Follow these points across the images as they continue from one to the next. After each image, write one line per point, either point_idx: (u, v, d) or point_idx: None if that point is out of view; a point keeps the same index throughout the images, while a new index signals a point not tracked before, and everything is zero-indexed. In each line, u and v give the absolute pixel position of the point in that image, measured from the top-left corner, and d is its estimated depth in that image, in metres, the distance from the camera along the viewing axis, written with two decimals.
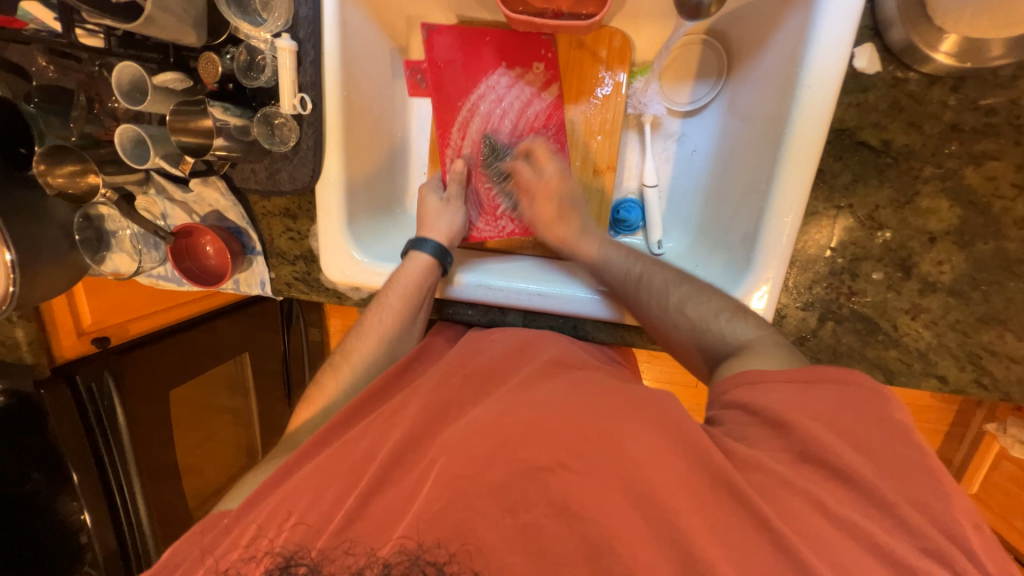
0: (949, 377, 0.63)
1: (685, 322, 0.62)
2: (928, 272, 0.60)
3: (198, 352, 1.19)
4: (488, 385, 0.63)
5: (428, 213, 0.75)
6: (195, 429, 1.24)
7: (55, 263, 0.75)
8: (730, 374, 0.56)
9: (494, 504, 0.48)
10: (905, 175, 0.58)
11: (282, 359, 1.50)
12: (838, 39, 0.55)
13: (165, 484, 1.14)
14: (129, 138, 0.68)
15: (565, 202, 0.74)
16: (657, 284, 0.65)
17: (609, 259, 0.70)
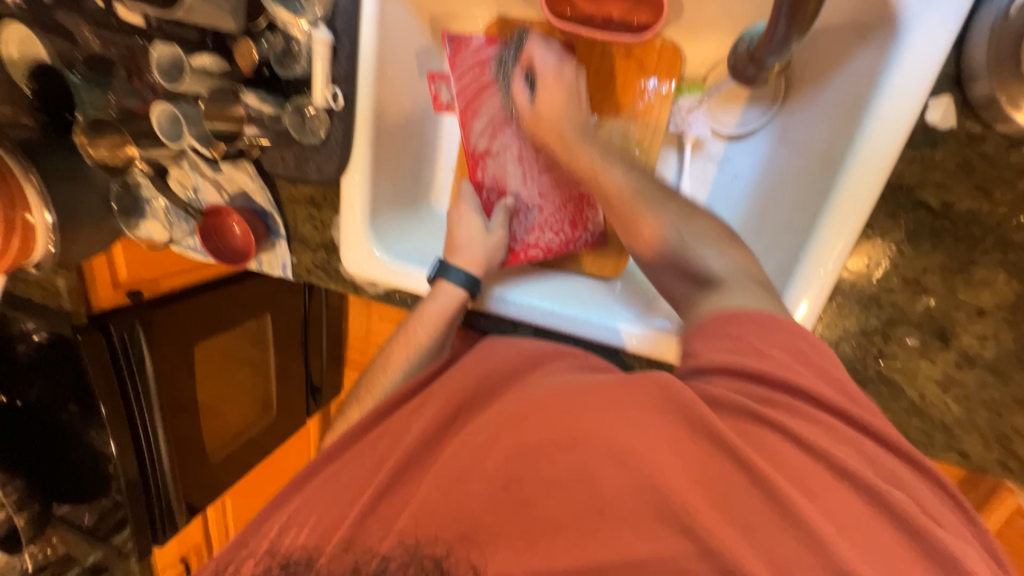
0: (971, 454, 0.60)
1: (667, 244, 0.60)
2: (968, 346, 0.56)
3: (223, 310, 1.25)
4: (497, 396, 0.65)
5: (465, 237, 0.73)
6: (215, 378, 1.31)
7: (92, 226, 0.79)
8: (707, 308, 0.54)
9: (508, 505, 0.49)
10: (963, 243, 0.53)
11: (302, 322, 1.53)
12: (913, 87, 0.50)
13: (186, 422, 1.22)
14: (166, 116, 0.68)
15: (565, 100, 0.69)
16: (664, 213, 0.61)
17: (632, 184, 0.63)
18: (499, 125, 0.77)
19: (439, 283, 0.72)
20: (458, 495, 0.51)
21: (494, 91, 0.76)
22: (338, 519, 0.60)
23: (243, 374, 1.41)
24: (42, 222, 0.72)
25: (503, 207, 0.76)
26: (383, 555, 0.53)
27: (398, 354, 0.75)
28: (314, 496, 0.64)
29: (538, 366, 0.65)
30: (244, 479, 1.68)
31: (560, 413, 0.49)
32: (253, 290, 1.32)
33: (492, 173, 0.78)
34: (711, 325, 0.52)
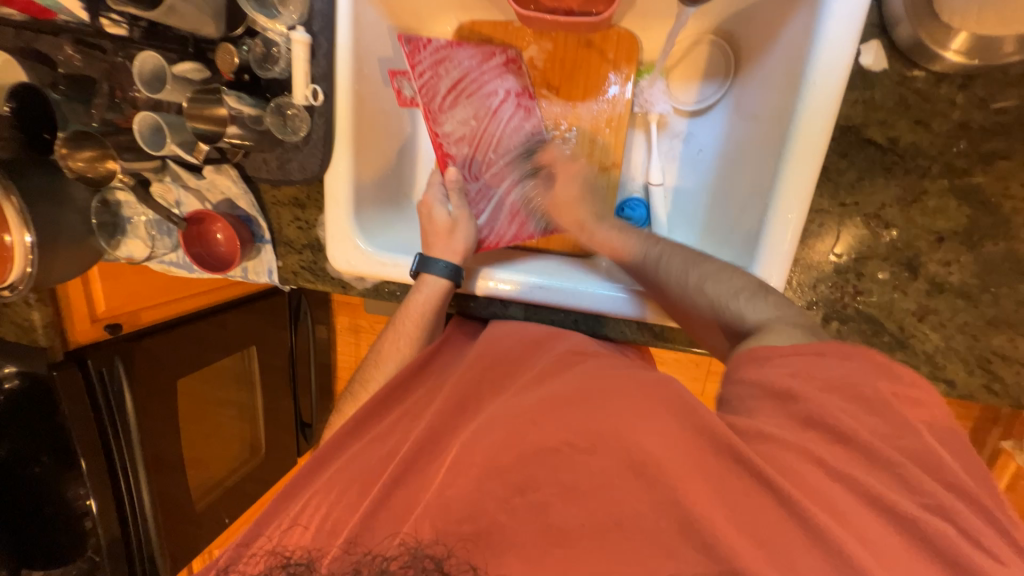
0: (957, 382, 0.62)
1: (705, 304, 0.60)
2: (935, 272, 0.59)
3: (206, 344, 1.25)
4: (505, 379, 0.66)
5: (441, 226, 0.75)
6: (201, 421, 1.28)
7: (72, 247, 0.78)
8: (744, 348, 0.54)
9: (516, 494, 0.50)
10: (913, 174, 0.57)
11: (289, 355, 1.54)
12: (846, 36, 0.55)
13: (170, 477, 1.19)
14: (148, 125, 0.70)
15: (584, 185, 0.76)
16: (677, 267, 0.63)
17: (627, 245, 0.70)
18: (459, 112, 0.80)
19: (422, 276, 0.73)
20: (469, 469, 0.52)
21: (455, 83, 0.79)
22: (341, 521, 0.58)
23: (228, 418, 1.38)
24: (21, 243, 0.72)
25: (456, 186, 0.78)
26: (389, 554, 0.49)
27: (389, 347, 0.77)
28: (310, 502, 0.61)
29: (539, 356, 0.67)
30: (230, 527, 1.60)
31: (569, 405, 0.53)
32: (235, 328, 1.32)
33: (457, 156, 0.80)
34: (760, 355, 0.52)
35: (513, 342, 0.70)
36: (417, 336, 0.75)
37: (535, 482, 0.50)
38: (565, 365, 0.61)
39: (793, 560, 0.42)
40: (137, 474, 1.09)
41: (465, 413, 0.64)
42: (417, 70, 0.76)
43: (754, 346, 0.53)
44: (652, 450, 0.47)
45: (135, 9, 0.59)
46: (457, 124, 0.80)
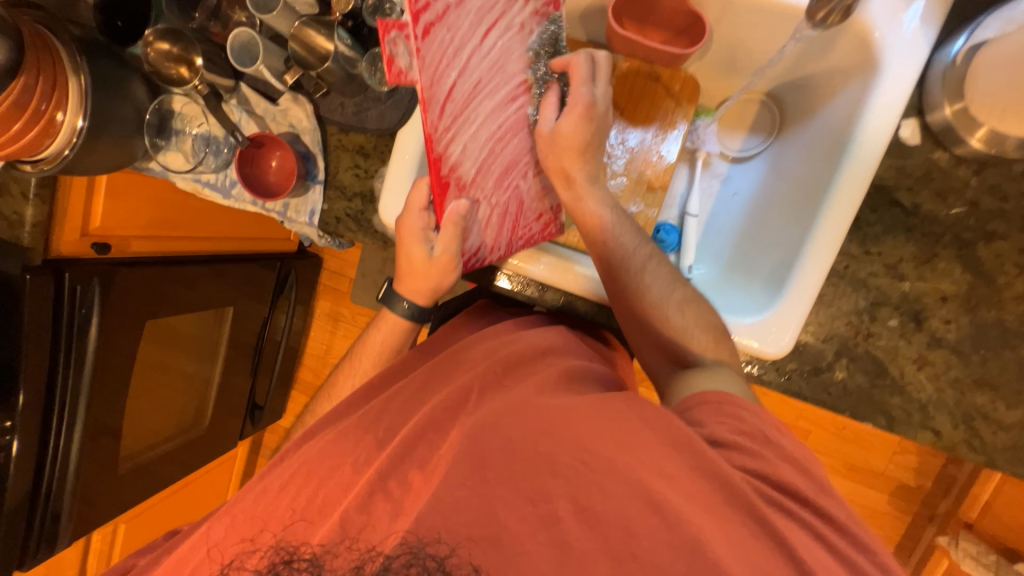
0: (943, 433, 0.68)
1: (665, 338, 0.67)
2: (936, 328, 0.67)
3: (172, 281, 1.22)
4: (506, 380, 0.66)
5: (407, 263, 0.72)
6: (151, 391, 1.29)
7: (116, 142, 0.75)
8: (692, 393, 0.61)
9: (528, 503, 0.51)
10: (928, 237, 0.66)
11: (258, 335, 1.58)
12: (890, 110, 0.64)
13: (101, 440, 1.15)
14: (240, 41, 0.72)
15: (596, 133, 0.69)
16: (649, 289, 0.69)
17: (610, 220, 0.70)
18: (466, 105, 0.62)
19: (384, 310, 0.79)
20: (506, 443, 0.55)
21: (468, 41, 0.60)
22: (336, 496, 0.59)
23: (179, 389, 1.39)
24: (70, 125, 0.69)
25: (456, 223, 0.67)
26: (391, 551, 0.51)
27: (366, 351, 0.80)
28: (310, 472, 0.61)
29: (549, 357, 0.68)
30: (150, 501, 1.48)
31: (582, 415, 0.54)
32: (202, 293, 1.31)
33: (457, 159, 0.63)
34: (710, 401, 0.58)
35: (518, 349, 0.70)
36: (389, 349, 0.80)
37: (551, 493, 0.51)
38: (563, 385, 0.62)
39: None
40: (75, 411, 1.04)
41: (466, 403, 0.64)
42: (423, 42, 0.55)
43: (693, 394, 0.60)
44: (667, 497, 0.49)
45: None
46: (463, 122, 0.62)
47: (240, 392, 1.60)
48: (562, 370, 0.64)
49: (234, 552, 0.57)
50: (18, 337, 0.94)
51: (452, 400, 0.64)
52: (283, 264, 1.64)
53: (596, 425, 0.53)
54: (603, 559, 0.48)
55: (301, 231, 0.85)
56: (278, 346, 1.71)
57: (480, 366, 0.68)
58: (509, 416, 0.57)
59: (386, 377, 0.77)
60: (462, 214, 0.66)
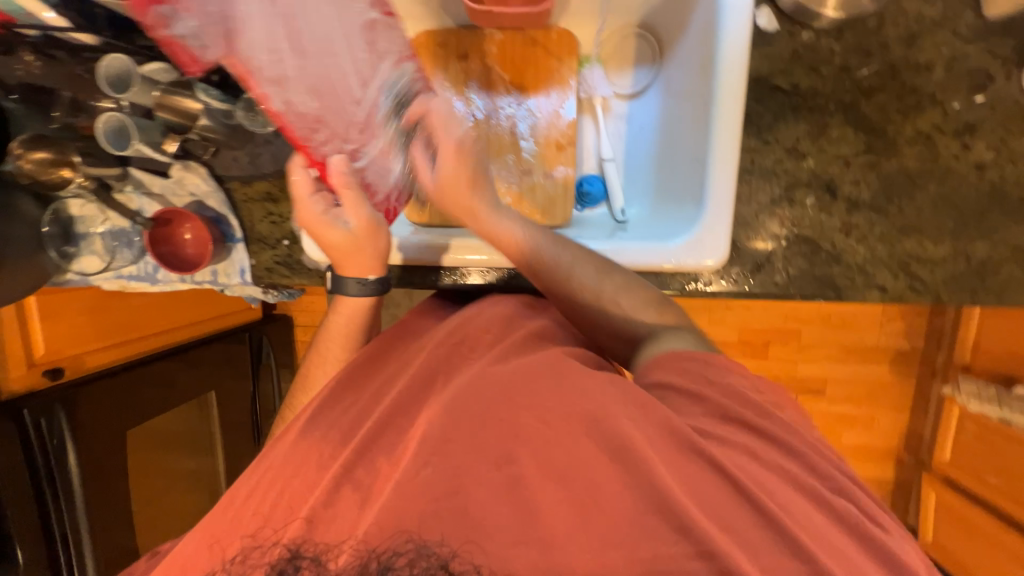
0: (887, 286, 0.71)
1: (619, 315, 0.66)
2: (849, 192, 0.70)
3: (143, 386, 1.20)
4: (469, 351, 0.64)
5: (326, 240, 0.65)
6: (153, 502, 1.25)
7: (20, 262, 0.74)
8: (652, 357, 0.61)
9: (494, 467, 0.48)
10: (815, 111, 0.69)
11: (250, 410, 1.54)
12: (743, 5, 0.66)
13: (115, 561, 1.12)
14: (112, 126, 0.72)
15: (476, 167, 0.68)
16: (590, 280, 0.67)
17: (532, 238, 0.68)
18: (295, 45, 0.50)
19: (339, 297, 0.71)
20: (498, 408, 0.50)
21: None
22: (299, 500, 0.51)
23: (186, 488, 1.35)
24: None
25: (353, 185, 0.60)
26: (393, 548, 0.46)
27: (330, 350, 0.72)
28: (279, 478, 0.53)
29: (516, 327, 0.66)
30: None
31: (530, 379, 0.53)
32: (178, 384, 1.28)
33: (309, 115, 0.54)
34: (667, 361, 0.59)
35: (489, 318, 0.67)
36: (347, 338, 0.72)
37: (512, 453, 0.48)
38: (527, 346, 0.61)
39: (715, 506, 0.47)
40: (78, 538, 1.03)
41: (433, 385, 0.60)
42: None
43: (659, 355, 0.60)
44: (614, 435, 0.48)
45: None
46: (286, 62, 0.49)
47: None
48: (527, 332, 0.64)
49: (235, 548, 0.50)
50: None
51: (417, 383, 0.60)
52: (252, 332, 1.58)
53: (542, 389, 0.52)
54: (612, 486, 0.47)
55: (244, 293, 0.85)
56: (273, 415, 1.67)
57: (444, 345, 0.64)
58: (484, 382, 0.54)
59: (350, 376, 0.65)
60: (348, 170, 0.59)
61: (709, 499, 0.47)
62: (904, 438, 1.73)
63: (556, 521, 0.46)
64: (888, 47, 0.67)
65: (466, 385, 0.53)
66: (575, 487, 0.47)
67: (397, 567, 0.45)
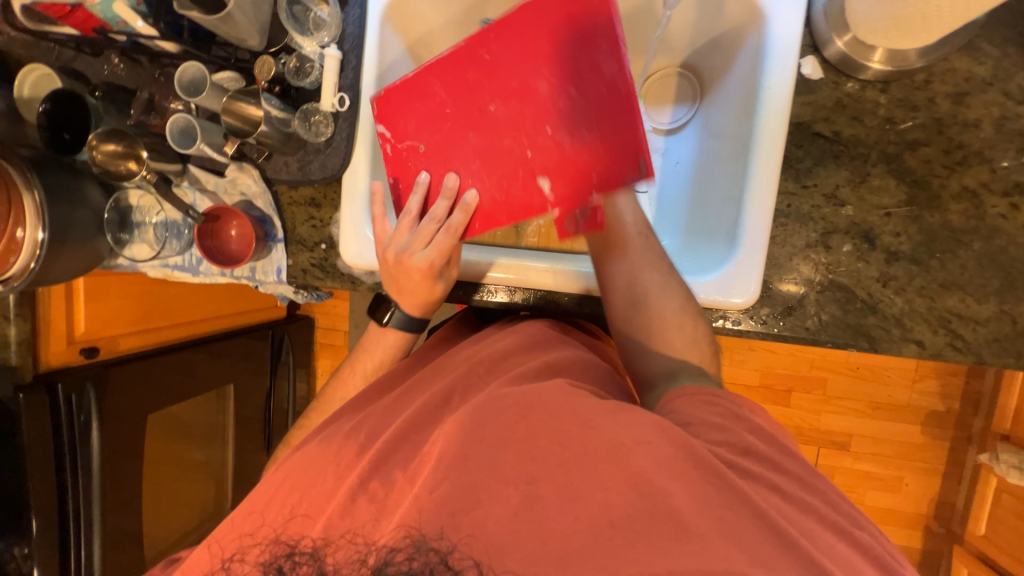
0: (925, 341, 0.69)
1: (671, 340, 0.65)
2: (889, 243, 0.69)
3: (170, 373, 1.24)
4: (487, 373, 0.64)
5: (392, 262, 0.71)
6: (164, 490, 1.27)
7: (79, 246, 0.78)
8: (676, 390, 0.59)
9: (512, 488, 0.47)
10: (856, 159, 0.69)
11: (265, 407, 1.57)
12: (786, 53, 0.68)
13: (121, 543, 1.14)
14: (179, 126, 0.77)
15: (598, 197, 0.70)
16: (667, 302, 0.67)
17: (638, 247, 0.69)
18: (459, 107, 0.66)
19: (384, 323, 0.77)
20: (519, 433, 0.50)
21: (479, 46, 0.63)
22: (314, 510, 0.54)
23: (196, 479, 1.38)
24: (32, 240, 0.72)
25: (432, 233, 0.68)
26: (393, 543, 0.47)
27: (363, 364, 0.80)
28: (298, 487, 0.56)
29: (533, 352, 0.66)
30: None
31: (553, 407, 0.51)
32: (201, 374, 1.32)
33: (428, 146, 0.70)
34: (691, 395, 0.56)
35: (504, 347, 0.68)
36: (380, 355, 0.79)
37: (532, 475, 0.47)
38: (541, 375, 0.60)
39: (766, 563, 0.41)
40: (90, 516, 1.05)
41: (449, 404, 0.61)
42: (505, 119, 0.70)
43: (686, 386, 0.58)
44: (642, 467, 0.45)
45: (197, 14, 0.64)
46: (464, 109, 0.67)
47: (255, 467, 1.57)
48: (543, 362, 0.62)
49: (234, 547, 0.54)
50: (20, 457, 0.95)
51: (433, 403, 0.61)
52: (275, 330, 1.63)
53: (560, 410, 0.50)
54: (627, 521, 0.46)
55: (277, 291, 0.88)
56: (287, 413, 1.69)
57: (462, 368, 0.66)
58: (505, 401, 0.54)
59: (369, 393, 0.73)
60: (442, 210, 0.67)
61: (765, 551, 0.42)
62: (935, 505, 1.62)
63: (573, 547, 0.45)
64: (935, 102, 0.67)
65: (488, 400, 0.54)
66: (589, 518, 0.46)
67: (394, 563, 0.46)
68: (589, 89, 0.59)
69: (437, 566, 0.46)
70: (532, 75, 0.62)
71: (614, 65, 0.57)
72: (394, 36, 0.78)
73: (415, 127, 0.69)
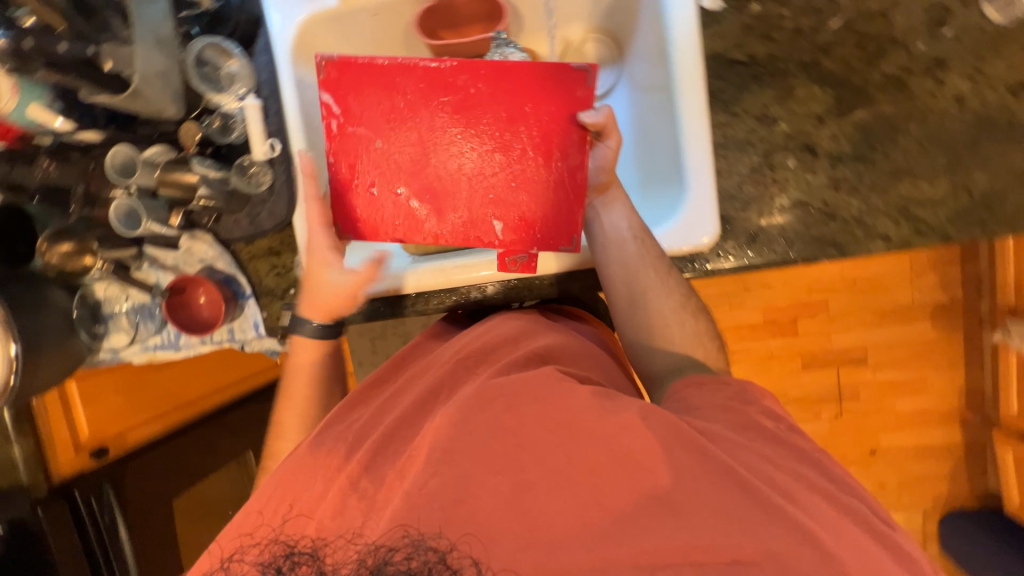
0: (891, 234, 0.69)
1: (668, 338, 0.70)
2: (830, 148, 0.69)
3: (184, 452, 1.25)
4: (477, 364, 0.65)
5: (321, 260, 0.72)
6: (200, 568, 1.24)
7: (58, 349, 0.80)
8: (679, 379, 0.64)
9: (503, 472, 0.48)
10: (777, 76, 0.70)
11: None
12: None
13: None
14: (123, 212, 0.77)
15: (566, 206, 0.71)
16: (659, 302, 0.70)
17: (630, 253, 0.69)
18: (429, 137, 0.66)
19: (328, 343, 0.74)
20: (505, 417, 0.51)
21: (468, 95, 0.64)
22: (310, 508, 0.52)
23: None
24: (7, 355, 0.73)
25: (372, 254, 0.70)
26: (388, 542, 0.46)
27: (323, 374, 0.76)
28: (286, 493, 0.53)
29: (522, 341, 0.66)
30: None
31: (535, 398, 0.53)
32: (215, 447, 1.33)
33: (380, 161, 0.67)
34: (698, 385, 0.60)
35: (499, 336, 0.67)
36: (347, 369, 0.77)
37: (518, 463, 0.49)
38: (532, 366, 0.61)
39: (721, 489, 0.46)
40: None
41: (437, 398, 0.61)
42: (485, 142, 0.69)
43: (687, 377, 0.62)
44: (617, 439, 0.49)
45: (104, 93, 0.64)
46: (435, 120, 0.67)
47: None
48: (532, 351, 0.63)
49: (232, 549, 0.51)
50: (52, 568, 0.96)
51: (420, 399, 0.61)
52: None
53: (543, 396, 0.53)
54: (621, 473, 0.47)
55: (262, 346, 0.87)
56: None
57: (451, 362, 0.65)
58: (488, 392, 0.55)
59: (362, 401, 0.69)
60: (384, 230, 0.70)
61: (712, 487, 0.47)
62: (966, 395, 1.58)
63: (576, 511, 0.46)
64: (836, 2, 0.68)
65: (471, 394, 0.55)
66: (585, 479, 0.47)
67: (394, 562, 0.45)
68: (556, 166, 0.66)
69: (437, 565, 0.45)
70: (509, 135, 0.65)
71: (578, 158, 0.65)
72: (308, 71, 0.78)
73: (373, 115, 0.66)
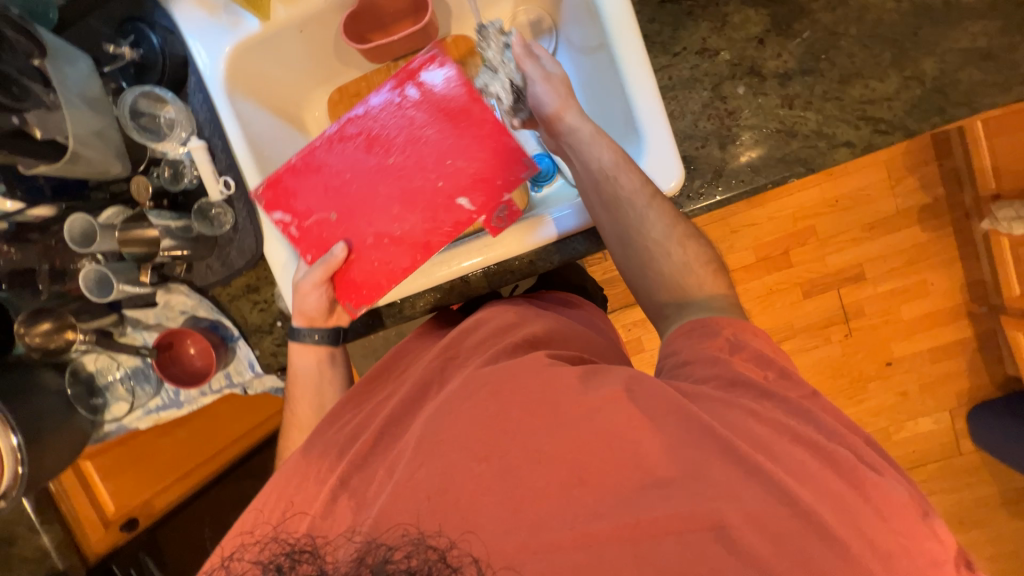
0: (853, 139, 0.68)
1: (669, 269, 0.65)
2: (775, 67, 0.69)
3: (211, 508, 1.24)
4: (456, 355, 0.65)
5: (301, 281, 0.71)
6: None
7: (60, 431, 0.79)
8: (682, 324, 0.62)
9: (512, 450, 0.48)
10: (708, 8, 0.70)
11: None
12: None
13: None
14: (93, 279, 0.76)
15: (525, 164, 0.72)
16: (655, 233, 0.65)
17: (610, 195, 0.66)
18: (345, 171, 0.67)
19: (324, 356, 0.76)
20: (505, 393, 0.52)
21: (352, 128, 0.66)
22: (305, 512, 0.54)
23: None
24: (8, 446, 0.71)
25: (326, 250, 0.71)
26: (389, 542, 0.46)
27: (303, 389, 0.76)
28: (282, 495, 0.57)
29: (503, 328, 0.66)
30: None
31: (532, 372, 0.54)
32: None
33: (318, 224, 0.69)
34: (688, 327, 0.59)
35: (485, 331, 0.66)
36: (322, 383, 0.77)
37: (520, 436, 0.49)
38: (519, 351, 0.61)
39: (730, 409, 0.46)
40: None
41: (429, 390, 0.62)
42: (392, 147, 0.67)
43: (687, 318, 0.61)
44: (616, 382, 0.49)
45: (45, 163, 0.66)
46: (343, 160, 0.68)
47: None
48: (521, 336, 0.63)
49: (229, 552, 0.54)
50: None
51: (413, 394, 0.62)
52: None
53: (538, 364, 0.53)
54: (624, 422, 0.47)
55: (263, 383, 0.89)
56: None
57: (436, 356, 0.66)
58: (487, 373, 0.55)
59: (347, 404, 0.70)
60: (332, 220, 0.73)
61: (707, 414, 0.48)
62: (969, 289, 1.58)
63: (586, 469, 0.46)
64: None
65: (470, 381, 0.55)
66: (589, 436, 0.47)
67: (394, 560, 0.44)
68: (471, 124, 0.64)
69: (436, 564, 0.44)
70: (416, 125, 0.65)
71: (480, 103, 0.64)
72: (250, 101, 0.78)
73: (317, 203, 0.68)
